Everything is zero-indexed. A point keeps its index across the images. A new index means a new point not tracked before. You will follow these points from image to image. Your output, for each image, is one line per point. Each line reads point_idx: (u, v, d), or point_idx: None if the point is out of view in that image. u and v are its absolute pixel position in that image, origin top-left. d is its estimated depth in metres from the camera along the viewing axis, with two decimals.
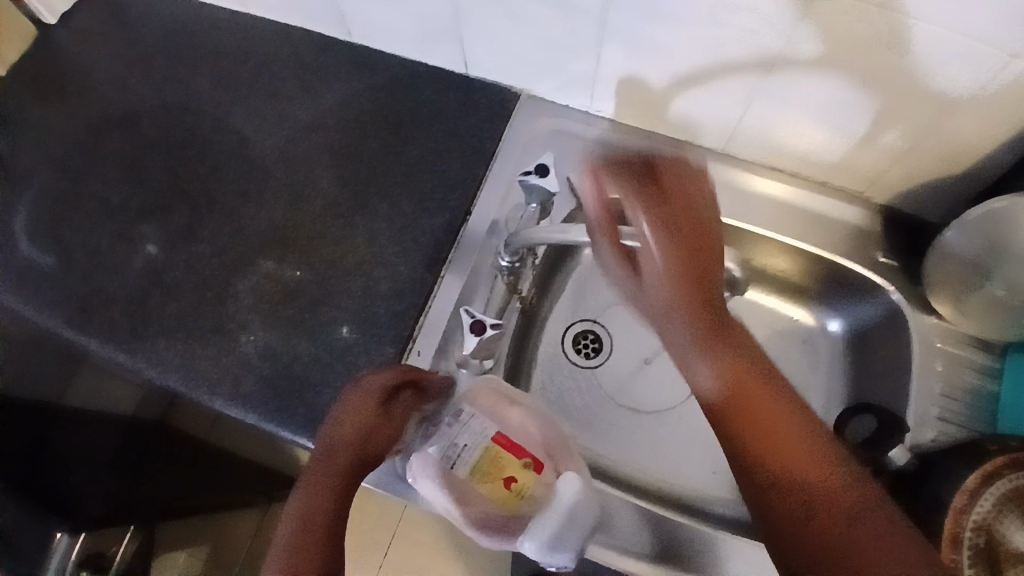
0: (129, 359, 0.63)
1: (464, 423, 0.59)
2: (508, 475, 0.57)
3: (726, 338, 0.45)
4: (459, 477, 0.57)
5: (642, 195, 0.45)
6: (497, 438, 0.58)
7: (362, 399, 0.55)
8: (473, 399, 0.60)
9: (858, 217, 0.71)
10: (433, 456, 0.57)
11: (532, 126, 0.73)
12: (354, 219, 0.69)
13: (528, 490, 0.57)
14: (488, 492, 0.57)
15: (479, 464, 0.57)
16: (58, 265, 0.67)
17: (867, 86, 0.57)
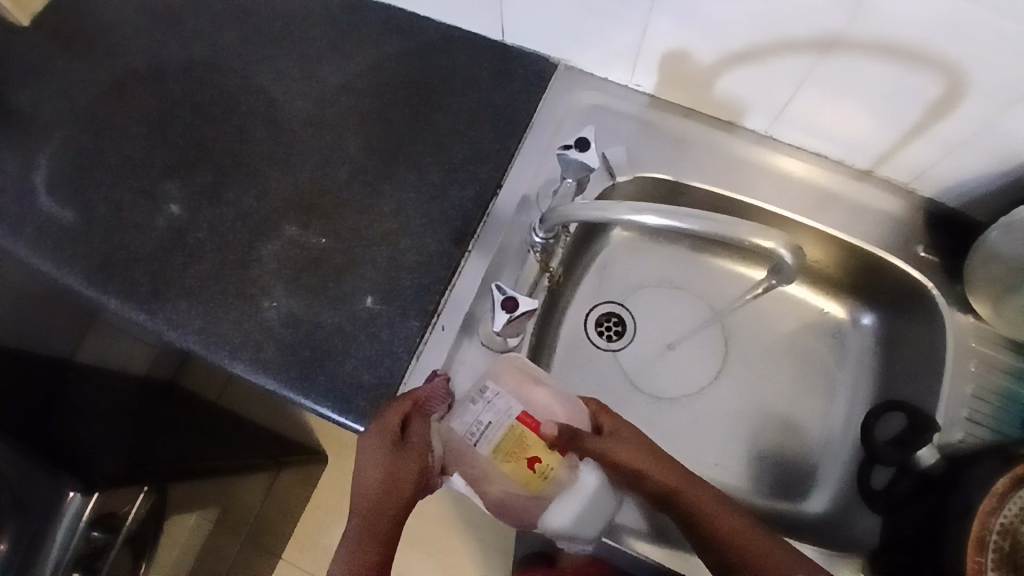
0: (149, 318, 0.62)
1: (488, 400, 0.58)
2: (532, 456, 0.56)
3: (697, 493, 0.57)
4: (481, 455, 0.56)
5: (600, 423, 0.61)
6: (522, 417, 0.57)
7: (379, 438, 0.56)
8: (499, 380, 0.60)
9: (901, 209, 0.69)
10: (458, 433, 0.57)
11: (570, 101, 0.72)
12: (381, 188, 0.68)
13: (552, 472, 0.56)
14: (511, 472, 0.56)
15: (503, 445, 0.56)
16: (80, 220, 0.66)
17: (930, 73, 0.54)
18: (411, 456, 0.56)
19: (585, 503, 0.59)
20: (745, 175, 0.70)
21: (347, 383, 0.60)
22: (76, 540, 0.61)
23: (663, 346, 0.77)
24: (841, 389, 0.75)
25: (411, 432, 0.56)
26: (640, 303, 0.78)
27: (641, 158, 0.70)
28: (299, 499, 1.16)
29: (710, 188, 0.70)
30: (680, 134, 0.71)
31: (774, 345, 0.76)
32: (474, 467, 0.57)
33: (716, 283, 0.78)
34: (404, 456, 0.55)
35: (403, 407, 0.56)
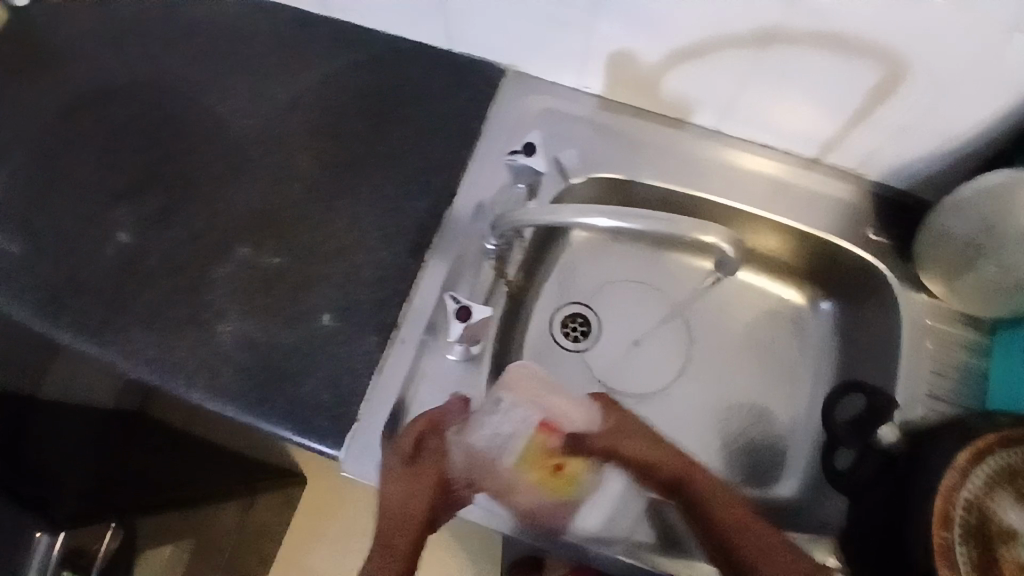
0: (101, 350, 0.61)
1: (505, 411, 0.61)
2: (555, 463, 0.62)
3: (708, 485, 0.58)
4: (505, 466, 0.60)
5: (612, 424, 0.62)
6: (541, 426, 0.61)
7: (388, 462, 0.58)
8: (512, 391, 0.62)
9: (850, 195, 0.70)
10: (480, 447, 0.60)
11: (519, 105, 0.72)
12: (334, 203, 0.67)
13: (578, 476, 0.63)
14: (537, 481, 0.60)
15: (527, 453, 0.61)
16: (24, 253, 0.64)
17: (863, 59, 0.55)
18: (427, 473, 0.58)
19: (612, 507, 0.65)
20: (698, 170, 0.71)
21: (309, 403, 0.59)
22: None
23: (629, 344, 0.77)
24: (805, 374, 0.76)
25: (427, 450, 0.59)
26: (603, 303, 0.78)
27: (594, 158, 0.70)
28: (279, 523, 1.14)
29: (664, 185, 0.70)
30: (631, 133, 0.71)
31: (737, 336, 0.77)
32: (500, 479, 0.60)
33: (677, 278, 0.79)
34: (417, 474, 0.58)
35: (416, 424, 0.60)
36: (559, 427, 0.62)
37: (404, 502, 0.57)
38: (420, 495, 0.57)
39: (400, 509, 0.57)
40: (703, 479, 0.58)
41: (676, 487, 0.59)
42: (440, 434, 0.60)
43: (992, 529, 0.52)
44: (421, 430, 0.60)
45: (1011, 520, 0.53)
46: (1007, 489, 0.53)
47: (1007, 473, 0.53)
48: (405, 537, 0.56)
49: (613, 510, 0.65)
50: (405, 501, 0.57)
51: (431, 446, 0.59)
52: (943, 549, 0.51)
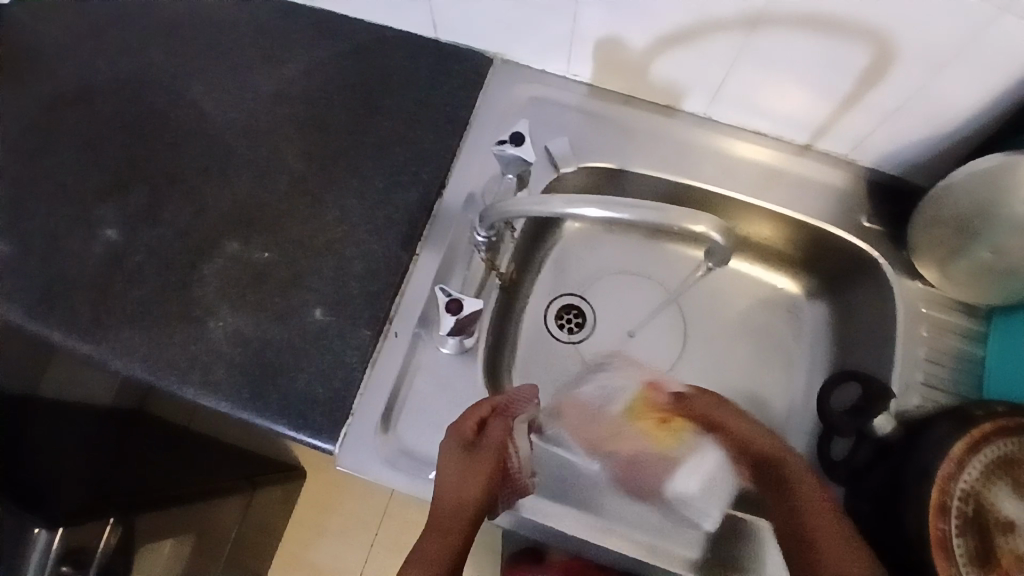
0: (92, 349, 0.60)
1: (610, 372, 0.68)
2: (662, 417, 0.62)
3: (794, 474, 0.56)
4: (613, 413, 0.64)
5: (704, 400, 0.61)
6: (648, 382, 0.65)
7: (452, 441, 0.56)
8: (621, 364, 0.69)
9: (844, 181, 0.69)
10: (589, 396, 0.66)
11: (508, 94, 0.71)
12: (323, 196, 0.66)
13: (683, 434, 0.62)
14: (642, 430, 0.62)
15: (636, 402, 0.63)
16: (12, 253, 0.63)
17: (852, 41, 0.55)
18: (489, 462, 0.56)
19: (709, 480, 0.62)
20: (691, 158, 0.70)
21: (302, 399, 0.59)
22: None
23: (623, 334, 0.77)
24: (801, 362, 0.76)
25: (494, 439, 0.58)
26: (598, 293, 0.78)
27: (585, 147, 0.70)
28: (279, 518, 1.14)
29: (657, 174, 0.69)
30: (623, 121, 0.71)
31: (732, 324, 0.77)
32: (607, 425, 0.64)
33: (671, 267, 0.79)
34: (473, 457, 0.56)
35: (481, 409, 0.58)
36: (664, 387, 0.64)
37: (459, 488, 0.55)
38: (479, 488, 0.55)
39: (455, 493, 0.54)
40: (794, 466, 0.57)
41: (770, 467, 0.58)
42: (506, 422, 0.59)
43: (989, 519, 0.52)
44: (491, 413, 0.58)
45: (1007, 510, 0.53)
46: (1004, 479, 0.53)
47: (1003, 462, 0.53)
48: (458, 529, 0.54)
49: (709, 482, 0.62)
50: (464, 487, 0.54)
51: (498, 434, 0.58)
52: (942, 540, 0.52)
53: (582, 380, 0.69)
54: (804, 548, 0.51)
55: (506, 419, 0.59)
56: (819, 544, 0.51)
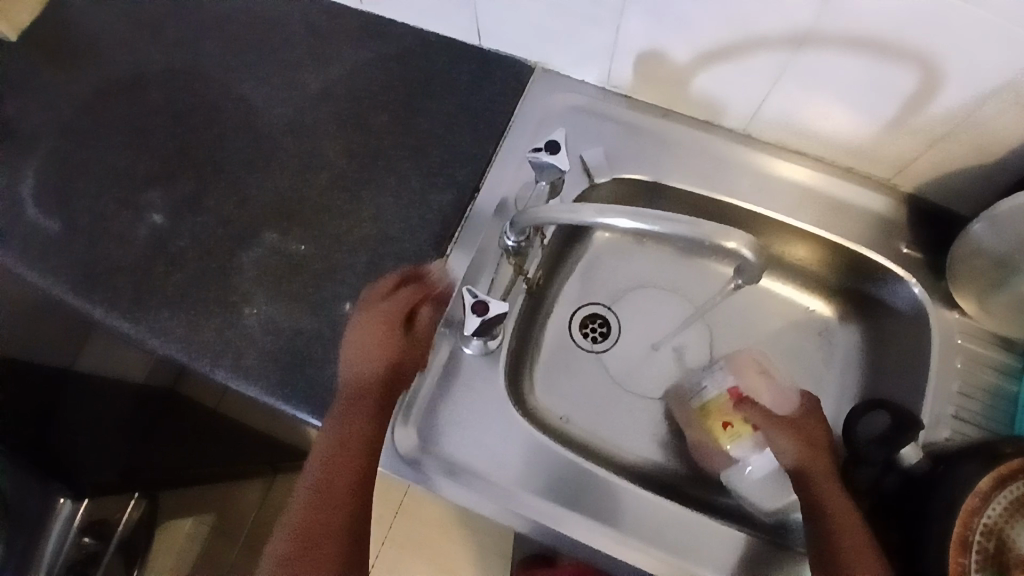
0: (133, 327, 0.63)
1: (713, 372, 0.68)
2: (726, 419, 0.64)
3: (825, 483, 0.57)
4: (694, 407, 0.69)
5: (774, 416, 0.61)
6: (730, 390, 0.65)
7: (379, 321, 0.59)
8: (733, 362, 0.67)
9: (884, 206, 0.68)
10: (686, 391, 0.72)
11: (546, 102, 0.72)
12: (360, 193, 0.68)
13: (739, 437, 0.63)
14: (709, 428, 0.66)
15: (708, 403, 0.66)
16: (64, 231, 0.66)
17: (896, 63, 0.54)
18: (403, 334, 0.60)
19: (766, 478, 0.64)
20: (728, 174, 0.70)
21: (327, 388, 0.60)
22: (67, 547, 0.64)
23: (647, 346, 0.77)
24: (829, 387, 0.74)
25: (412, 313, 0.62)
26: (624, 304, 0.78)
27: (620, 158, 0.70)
28: None
29: (691, 188, 0.69)
30: (660, 134, 0.71)
31: (760, 343, 0.76)
32: (687, 414, 0.70)
33: (699, 283, 0.78)
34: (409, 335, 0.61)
35: (394, 281, 0.62)
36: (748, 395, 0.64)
37: (366, 358, 0.58)
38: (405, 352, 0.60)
39: (367, 359, 0.58)
40: (828, 480, 0.57)
41: (802, 479, 0.58)
42: (426, 301, 0.63)
43: (1011, 559, 0.49)
44: (405, 286, 0.62)
45: None
46: None
47: None
48: (364, 396, 0.58)
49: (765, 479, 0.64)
50: (374, 352, 0.58)
51: (413, 309, 0.62)
52: None
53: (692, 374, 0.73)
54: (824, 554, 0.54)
55: (429, 302, 0.63)
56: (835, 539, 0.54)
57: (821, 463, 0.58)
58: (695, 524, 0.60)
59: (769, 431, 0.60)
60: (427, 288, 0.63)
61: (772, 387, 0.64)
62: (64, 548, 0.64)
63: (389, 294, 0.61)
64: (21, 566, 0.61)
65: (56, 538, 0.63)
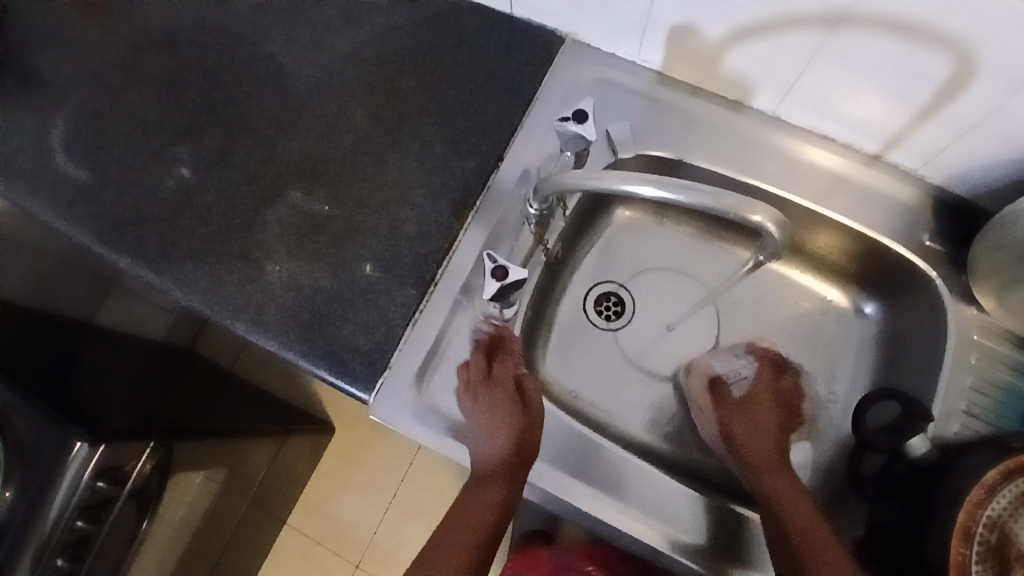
0: (157, 278, 0.64)
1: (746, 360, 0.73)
2: None
3: (779, 470, 0.64)
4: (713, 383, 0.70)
5: (737, 405, 0.68)
6: None
7: (486, 392, 0.62)
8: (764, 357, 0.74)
9: (910, 197, 0.68)
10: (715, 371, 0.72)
11: (575, 74, 0.72)
12: (384, 156, 0.68)
13: None
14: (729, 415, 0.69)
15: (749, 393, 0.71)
16: (93, 180, 0.67)
17: (932, 47, 0.53)
18: (511, 409, 0.62)
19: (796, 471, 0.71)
20: (754, 157, 0.69)
21: (345, 347, 0.61)
22: (81, 489, 0.62)
23: (661, 328, 0.77)
24: (842, 377, 0.74)
25: (511, 386, 0.64)
26: (639, 284, 0.78)
27: (646, 134, 0.70)
28: (306, 468, 1.18)
29: (717, 168, 0.69)
30: (688, 113, 0.71)
31: (774, 329, 0.76)
32: (700, 393, 0.70)
33: (717, 267, 0.78)
34: (504, 397, 0.62)
35: (483, 364, 0.64)
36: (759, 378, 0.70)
37: (486, 443, 0.61)
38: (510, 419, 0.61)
39: (495, 442, 0.60)
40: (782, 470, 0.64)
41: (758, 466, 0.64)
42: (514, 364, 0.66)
43: (1012, 552, 0.49)
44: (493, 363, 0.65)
45: None
46: None
47: None
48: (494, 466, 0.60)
49: None
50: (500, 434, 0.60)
51: (509, 380, 0.64)
52: (959, 565, 0.50)
53: (719, 356, 0.73)
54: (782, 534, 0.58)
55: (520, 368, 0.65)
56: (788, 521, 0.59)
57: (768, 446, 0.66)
58: (688, 500, 0.62)
59: (746, 419, 0.67)
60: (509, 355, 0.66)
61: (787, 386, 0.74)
62: (76, 491, 0.62)
63: (482, 374, 0.63)
64: (27, 516, 0.61)
65: (68, 482, 0.62)
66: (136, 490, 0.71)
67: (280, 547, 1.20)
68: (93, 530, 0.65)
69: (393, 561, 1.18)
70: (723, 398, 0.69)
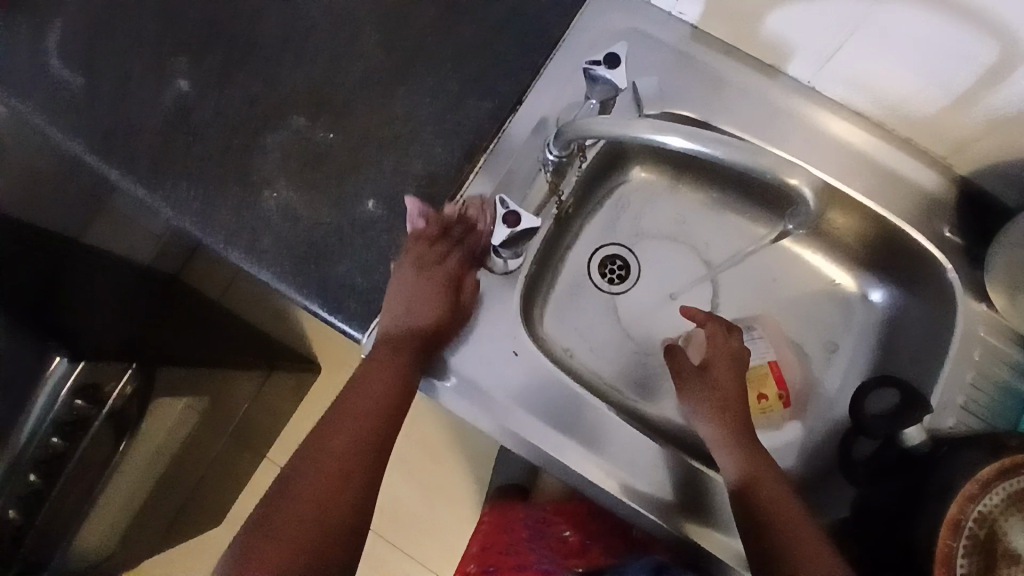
0: (148, 195, 0.61)
1: (752, 338, 0.70)
2: (763, 392, 0.69)
3: (744, 449, 0.61)
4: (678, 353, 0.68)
5: (694, 378, 0.65)
6: (772, 365, 0.70)
7: (423, 267, 0.60)
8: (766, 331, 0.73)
9: (935, 184, 0.66)
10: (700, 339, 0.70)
11: (605, 21, 0.68)
12: (396, 89, 0.65)
13: (768, 409, 0.70)
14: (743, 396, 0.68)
15: (752, 370, 0.69)
16: (86, 87, 0.63)
17: (983, 28, 0.50)
18: (445, 299, 0.61)
19: (785, 449, 0.71)
20: (781, 127, 0.67)
21: (341, 284, 0.59)
22: None
23: (663, 296, 0.76)
24: (841, 361, 0.74)
25: (456, 280, 0.63)
26: (644, 249, 0.77)
27: (672, 93, 0.67)
28: (289, 407, 1.16)
29: (740, 135, 0.66)
30: (718, 75, 0.68)
31: (778, 308, 0.75)
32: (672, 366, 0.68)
33: (725, 238, 0.76)
34: (436, 280, 0.61)
35: (441, 242, 0.61)
36: (711, 341, 0.66)
37: (407, 316, 0.59)
38: (431, 310, 0.60)
39: (410, 319, 0.59)
40: (749, 451, 0.61)
41: (720, 444, 0.62)
42: (468, 263, 0.64)
43: (998, 550, 0.49)
44: (450, 248, 0.62)
45: (1017, 544, 0.50)
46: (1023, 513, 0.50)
47: None
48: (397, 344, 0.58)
49: (777, 445, 0.71)
50: (418, 313, 0.59)
51: (456, 272, 0.63)
52: (945, 557, 0.49)
53: None
54: (757, 523, 0.57)
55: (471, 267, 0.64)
56: (763, 506, 0.58)
57: (733, 426, 0.62)
58: (659, 462, 0.62)
59: (711, 395, 0.64)
60: (470, 252, 0.64)
61: (784, 361, 0.73)
62: None
63: (433, 256, 0.61)
64: None
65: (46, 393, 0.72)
66: (115, 412, 0.78)
67: (257, 480, 1.19)
68: (66, 447, 0.74)
69: None
70: (682, 367, 0.67)
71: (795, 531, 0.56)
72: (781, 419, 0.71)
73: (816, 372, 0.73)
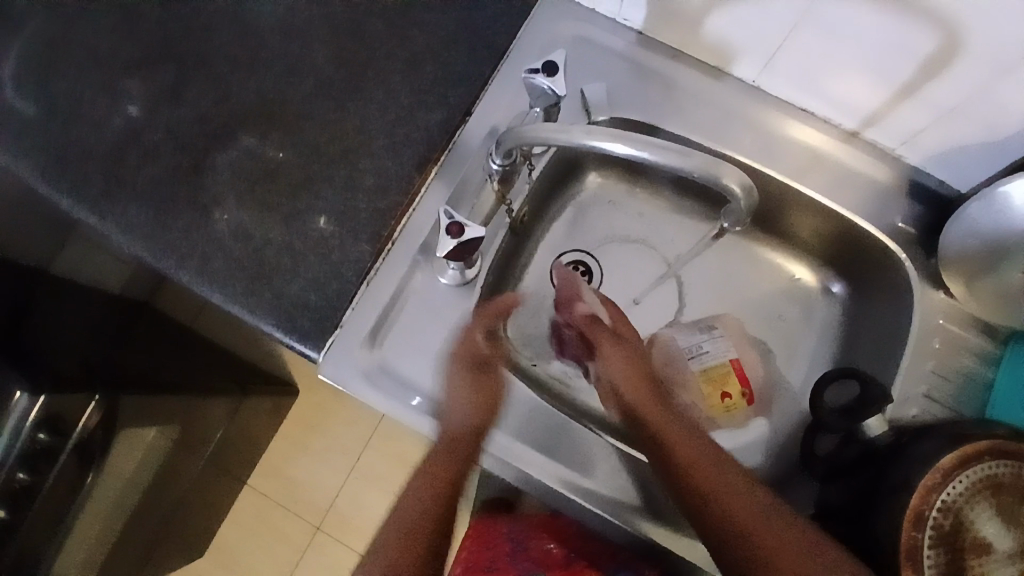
0: (99, 221, 0.60)
1: (712, 336, 0.71)
2: (726, 390, 0.69)
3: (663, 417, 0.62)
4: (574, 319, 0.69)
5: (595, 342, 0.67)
6: (734, 363, 0.70)
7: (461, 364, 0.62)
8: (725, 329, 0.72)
9: (887, 176, 0.66)
10: (682, 347, 0.70)
11: (553, 28, 0.69)
12: (347, 103, 0.65)
13: (733, 408, 0.70)
14: (707, 394, 0.69)
15: (712, 369, 0.69)
16: (38, 113, 0.62)
17: (912, 15, 0.51)
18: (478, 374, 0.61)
19: (751, 446, 0.71)
20: (731, 127, 0.67)
21: (294, 303, 0.59)
22: None
23: (627, 301, 0.75)
24: (803, 355, 0.74)
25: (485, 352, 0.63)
26: (605, 252, 0.77)
27: (621, 98, 0.67)
28: (267, 431, 1.14)
29: (688, 136, 0.67)
30: (666, 78, 0.68)
31: (740, 306, 0.75)
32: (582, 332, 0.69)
33: (682, 237, 0.77)
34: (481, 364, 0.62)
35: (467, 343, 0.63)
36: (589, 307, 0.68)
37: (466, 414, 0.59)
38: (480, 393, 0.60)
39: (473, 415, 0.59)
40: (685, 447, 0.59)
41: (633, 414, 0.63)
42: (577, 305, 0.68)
43: (965, 539, 0.49)
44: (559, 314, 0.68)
45: (986, 533, 0.49)
46: (988, 500, 0.50)
47: (994, 484, 0.50)
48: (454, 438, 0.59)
49: (743, 445, 0.71)
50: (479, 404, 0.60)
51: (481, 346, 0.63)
52: (910, 549, 0.49)
53: (685, 327, 0.73)
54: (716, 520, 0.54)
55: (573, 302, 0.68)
56: (722, 509, 0.55)
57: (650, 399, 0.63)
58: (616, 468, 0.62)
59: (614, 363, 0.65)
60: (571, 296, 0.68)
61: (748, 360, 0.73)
62: None
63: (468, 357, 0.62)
64: None
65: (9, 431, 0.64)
66: None
67: (237, 507, 1.17)
68: None
69: (353, 525, 1.16)
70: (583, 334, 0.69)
71: (748, 521, 0.54)
72: (745, 418, 0.71)
73: (780, 367, 0.74)
